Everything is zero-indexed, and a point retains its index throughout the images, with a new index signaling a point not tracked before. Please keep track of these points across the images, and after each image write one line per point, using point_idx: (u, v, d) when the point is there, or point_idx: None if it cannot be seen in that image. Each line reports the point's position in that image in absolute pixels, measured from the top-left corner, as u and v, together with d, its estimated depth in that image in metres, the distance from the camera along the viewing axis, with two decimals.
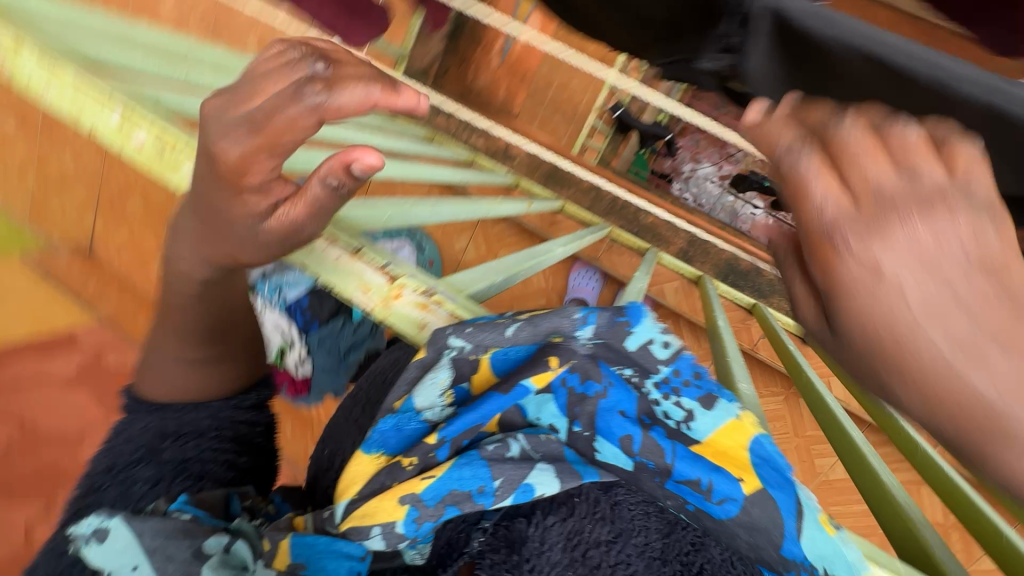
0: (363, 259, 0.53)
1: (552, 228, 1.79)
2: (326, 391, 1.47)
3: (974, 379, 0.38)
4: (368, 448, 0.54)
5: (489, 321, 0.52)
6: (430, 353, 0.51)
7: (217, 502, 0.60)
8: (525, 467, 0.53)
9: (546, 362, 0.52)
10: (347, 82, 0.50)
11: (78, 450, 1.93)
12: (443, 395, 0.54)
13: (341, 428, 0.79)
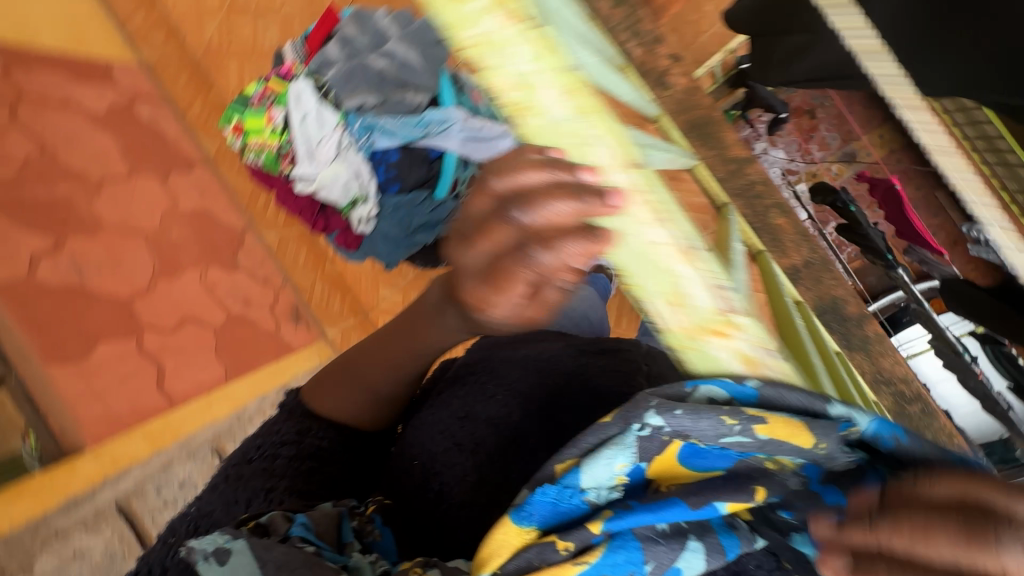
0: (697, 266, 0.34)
1: None
2: (378, 258, 1.32)
3: None
4: (518, 518, 0.45)
5: (701, 403, 0.42)
6: (617, 420, 0.45)
7: (330, 527, 0.58)
8: (676, 546, 0.44)
9: (751, 489, 0.44)
10: (546, 189, 0.37)
11: (95, 194, 1.71)
12: (613, 479, 0.46)
13: (426, 426, 0.72)
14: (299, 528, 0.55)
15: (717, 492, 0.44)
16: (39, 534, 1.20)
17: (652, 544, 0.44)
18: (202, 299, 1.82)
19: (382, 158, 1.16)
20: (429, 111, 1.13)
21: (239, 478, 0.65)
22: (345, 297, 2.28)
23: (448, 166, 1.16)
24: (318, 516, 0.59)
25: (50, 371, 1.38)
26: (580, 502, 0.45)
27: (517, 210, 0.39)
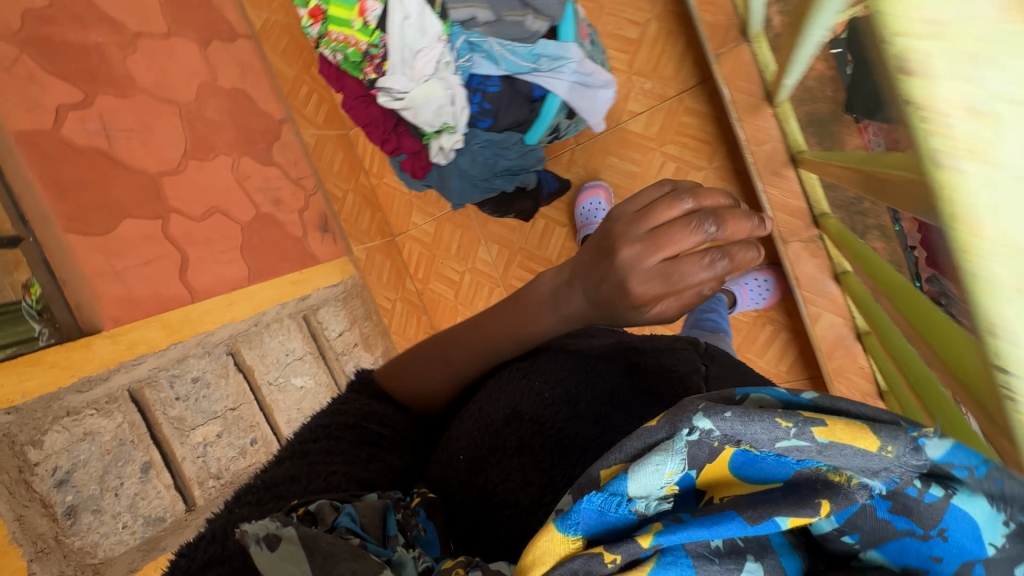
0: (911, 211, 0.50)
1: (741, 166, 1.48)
2: (446, 193, 1.21)
3: None
4: (564, 525, 0.44)
5: (757, 414, 0.40)
6: (664, 425, 0.42)
7: (375, 521, 0.59)
8: (732, 565, 0.42)
9: (814, 503, 0.40)
10: (729, 217, 0.63)
11: (131, 51, 1.53)
12: (665, 482, 0.43)
13: (467, 419, 0.72)
14: (346, 518, 0.58)
15: (769, 503, 0.41)
16: (53, 409, 1.15)
17: (704, 560, 0.42)
18: (233, 191, 1.69)
19: (482, 85, 1.02)
20: (545, 42, 0.99)
21: (306, 458, 0.72)
22: (375, 215, 2.17)
23: (549, 110, 1.06)
24: (365, 506, 0.61)
25: (72, 241, 1.28)
26: (629, 513, 0.43)
27: (708, 225, 0.62)
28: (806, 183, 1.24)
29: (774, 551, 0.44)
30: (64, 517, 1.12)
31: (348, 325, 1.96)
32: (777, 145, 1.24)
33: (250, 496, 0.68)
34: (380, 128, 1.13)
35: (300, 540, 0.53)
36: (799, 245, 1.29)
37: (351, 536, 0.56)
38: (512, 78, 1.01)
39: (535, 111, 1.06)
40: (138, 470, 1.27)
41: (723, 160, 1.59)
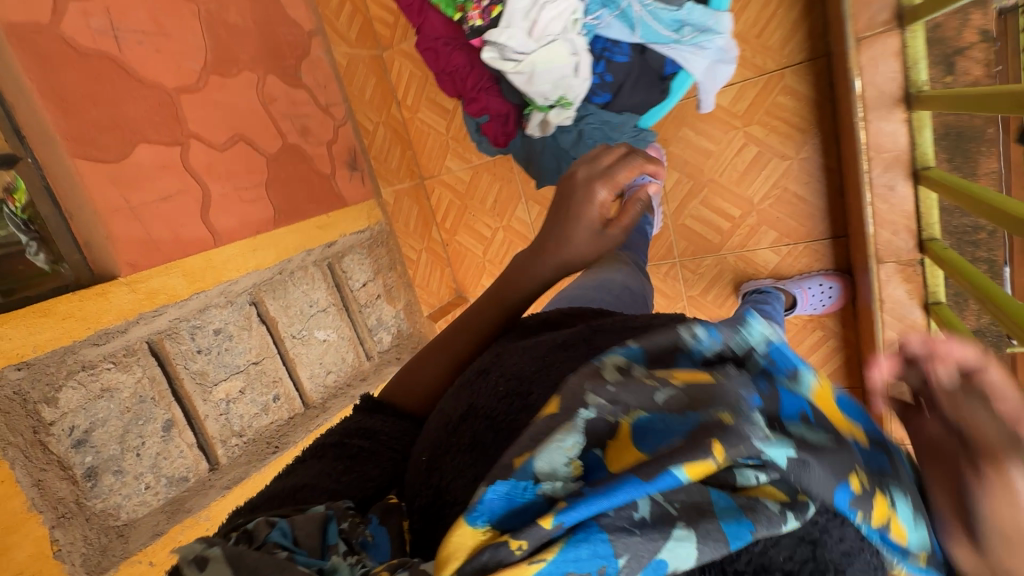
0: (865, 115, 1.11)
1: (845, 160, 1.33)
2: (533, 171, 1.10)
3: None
4: (473, 518, 0.38)
5: (634, 382, 0.41)
6: (562, 411, 0.41)
7: (312, 532, 0.46)
8: (657, 535, 0.35)
9: (706, 446, 0.36)
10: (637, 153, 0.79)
11: None
12: (568, 457, 0.39)
13: (436, 416, 0.59)
14: (277, 532, 0.45)
15: (670, 453, 0.36)
16: (67, 364, 1.03)
17: (623, 532, 0.35)
18: (257, 116, 1.47)
19: (607, 49, 0.92)
20: (694, 8, 0.85)
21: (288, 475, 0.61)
22: (405, 153, 1.95)
23: (678, 92, 0.91)
24: (305, 517, 0.47)
25: (81, 169, 1.08)
26: (535, 499, 0.38)
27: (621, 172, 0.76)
28: (921, 202, 1.12)
29: (714, 515, 0.36)
30: (84, 479, 1.04)
31: (372, 275, 1.82)
32: (901, 155, 1.11)
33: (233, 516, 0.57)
34: (472, 81, 1.03)
35: (222, 556, 0.41)
36: (894, 266, 1.19)
37: (279, 551, 0.43)
38: (644, 47, 0.90)
39: (661, 88, 0.92)
40: (159, 429, 1.18)
41: (813, 152, 1.44)
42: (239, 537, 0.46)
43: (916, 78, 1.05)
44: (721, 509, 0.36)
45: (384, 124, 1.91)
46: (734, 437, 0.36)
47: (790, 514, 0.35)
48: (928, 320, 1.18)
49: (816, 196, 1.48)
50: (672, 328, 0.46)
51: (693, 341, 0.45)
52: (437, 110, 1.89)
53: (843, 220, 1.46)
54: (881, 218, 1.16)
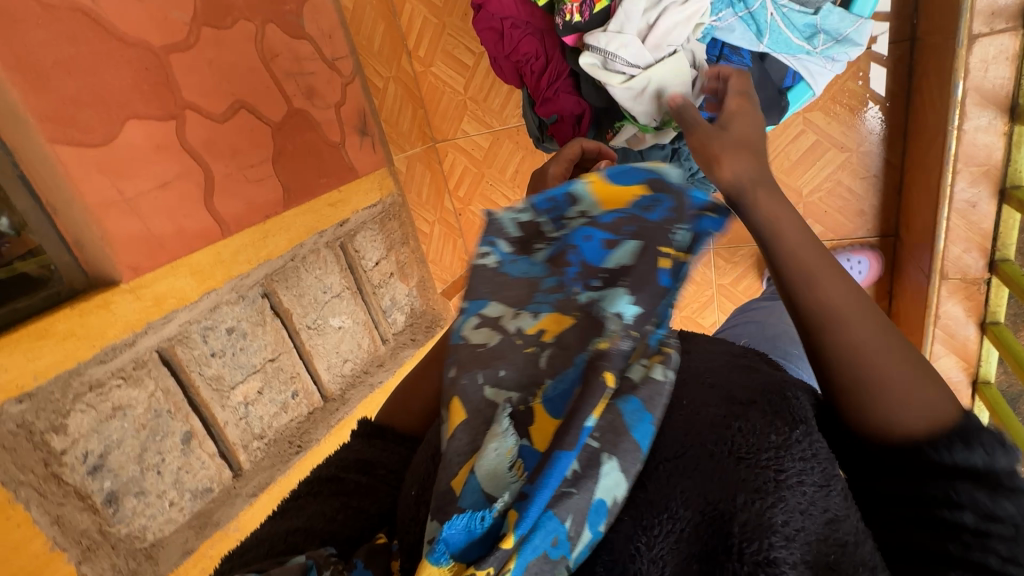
0: (975, 114, 1.01)
1: (918, 158, 1.23)
2: None
3: (850, 330, 0.48)
4: (438, 558, 0.42)
5: (500, 340, 0.54)
6: (484, 422, 0.49)
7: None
8: (590, 482, 0.43)
9: (603, 380, 0.46)
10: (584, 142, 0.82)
11: None
12: (508, 460, 0.46)
13: (421, 451, 0.57)
14: None
15: (577, 406, 0.46)
16: (72, 388, 0.92)
17: (563, 497, 0.42)
18: (258, 77, 1.26)
19: (724, 56, 0.78)
20: (831, 11, 0.75)
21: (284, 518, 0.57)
22: (417, 113, 1.75)
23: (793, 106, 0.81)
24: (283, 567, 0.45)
25: (63, 157, 0.90)
26: (494, 522, 0.43)
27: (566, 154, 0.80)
28: (1003, 223, 1.07)
29: (628, 431, 0.45)
30: (105, 506, 0.96)
31: (385, 252, 1.67)
32: (991, 170, 1.03)
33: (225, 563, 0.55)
34: (548, 75, 0.90)
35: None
36: (957, 283, 1.14)
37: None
38: (766, 56, 0.78)
39: (783, 105, 0.80)
40: (179, 442, 1.09)
41: (875, 145, 1.34)
42: None
43: None
44: (630, 414, 0.45)
45: (394, 80, 1.70)
46: (615, 348, 0.49)
47: (670, 369, 0.48)
48: (984, 336, 1.16)
49: (870, 191, 1.39)
50: (471, 262, 0.59)
51: (495, 256, 0.59)
52: (454, 65, 1.66)
53: (896, 218, 1.39)
54: (955, 234, 1.11)
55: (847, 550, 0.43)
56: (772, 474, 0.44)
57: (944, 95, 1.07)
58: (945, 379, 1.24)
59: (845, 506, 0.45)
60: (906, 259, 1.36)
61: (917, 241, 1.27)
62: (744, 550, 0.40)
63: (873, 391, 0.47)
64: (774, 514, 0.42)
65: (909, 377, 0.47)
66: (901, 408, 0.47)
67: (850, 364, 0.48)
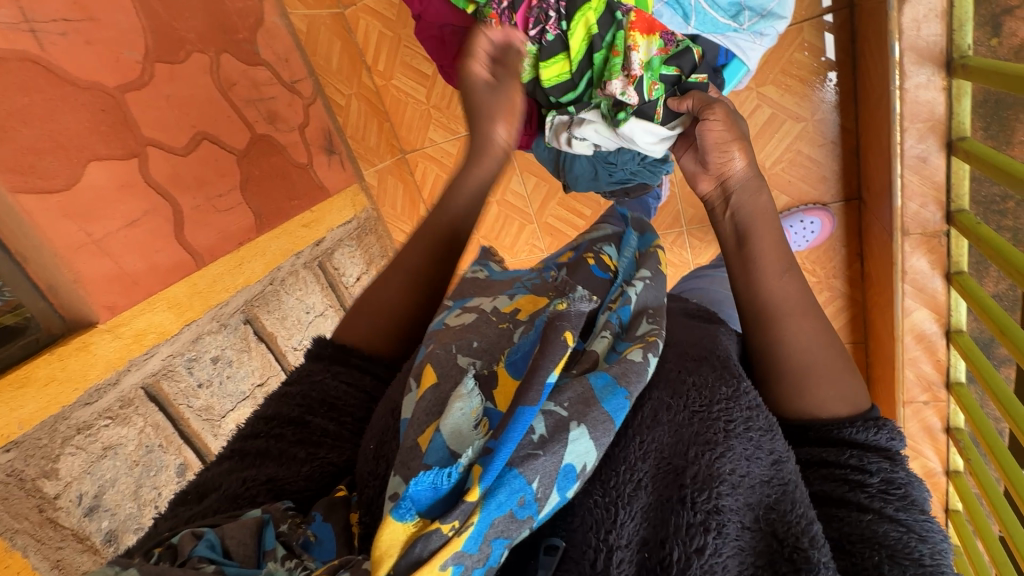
0: (914, 75, 1.04)
1: (869, 122, 1.27)
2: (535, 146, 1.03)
3: (792, 326, 0.55)
4: (401, 515, 0.39)
5: (455, 337, 0.53)
6: (442, 378, 0.49)
7: (245, 540, 0.44)
8: (558, 446, 0.42)
9: (563, 339, 0.45)
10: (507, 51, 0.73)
11: None
12: (473, 419, 0.44)
13: (385, 403, 0.56)
14: (202, 546, 0.42)
15: (537, 363, 0.44)
16: (60, 432, 0.93)
17: (531, 459, 0.41)
18: (217, 107, 1.27)
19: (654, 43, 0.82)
20: None
21: (247, 460, 0.56)
22: (382, 127, 1.70)
23: (731, 80, 0.85)
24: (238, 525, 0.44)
25: (27, 206, 0.91)
26: (460, 477, 0.41)
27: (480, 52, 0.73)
28: (954, 173, 1.08)
29: (598, 401, 0.45)
30: (106, 545, 0.99)
31: (365, 267, 1.68)
32: (936, 124, 1.06)
33: (185, 505, 0.52)
34: None
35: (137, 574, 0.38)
36: (918, 238, 1.17)
37: (205, 566, 0.41)
38: (697, 38, 0.82)
39: (719, 83, 0.85)
40: (174, 474, 1.11)
41: (830, 112, 1.37)
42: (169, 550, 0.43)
43: (961, 42, 0.99)
44: (601, 389, 0.46)
45: (356, 96, 1.68)
46: (574, 308, 0.49)
47: (651, 355, 0.49)
48: (950, 288, 1.18)
49: (830, 157, 1.42)
50: (464, 277, 0.66)
51: (485, 273, 0.67)
52: (415, 76, 1.60)
53: (857, 181, 1.42)
54: (910, 190, 1.14)
55: (787, 489, 0.46)
56: (722, 425, 0.47)
57: (885, 57, 1.10)
58: (919, 332, 1.26)
59: (787, 450, 0.49)
60: (870, 221, 1.39)
61: (878, 200, 1.30)
62: (696, 500, 0.44)
63: (808, 378, 0.53)
64: (723, 464, 0.45)
65: (832, 371, 0.54)
66: (829, 400, 0.53)
67: (789, 349, 0.54)
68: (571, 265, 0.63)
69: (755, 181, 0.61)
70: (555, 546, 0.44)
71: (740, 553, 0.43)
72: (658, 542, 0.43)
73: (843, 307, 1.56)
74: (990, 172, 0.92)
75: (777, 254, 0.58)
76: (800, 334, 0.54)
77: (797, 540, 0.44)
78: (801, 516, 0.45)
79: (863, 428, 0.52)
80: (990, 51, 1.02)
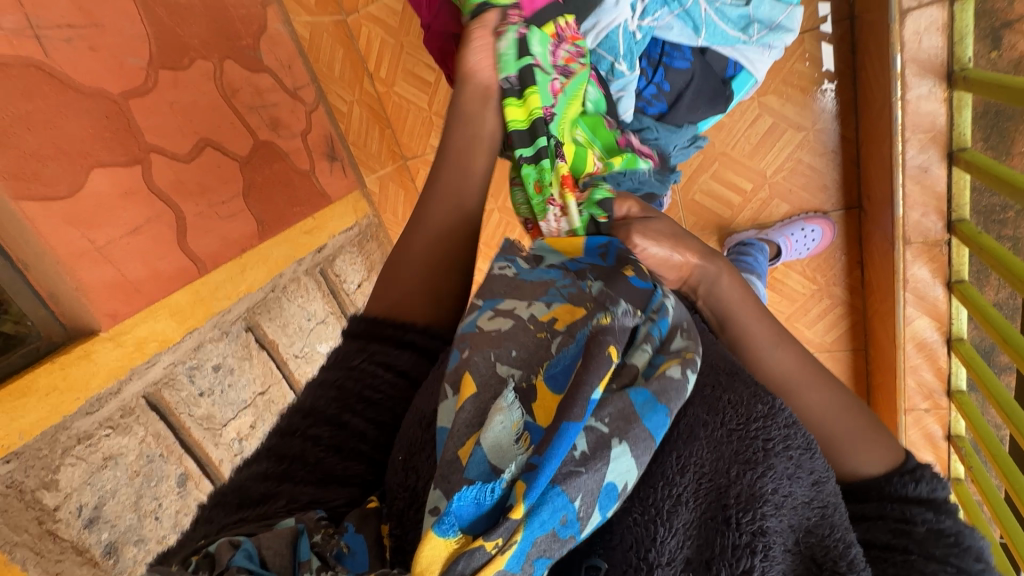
0: (916, 87, 1.05)
1: (869, 131, 1.28)
2: None
3: (798, 400, 0.58)
4: (443, 531, 0.39)
5: (491, 341, 0.52)
6: (480, 388, 0.48)
7: (281, 551, 0.44)
8: (600, 464, 0.42)
9: (606, 354, 0.46)
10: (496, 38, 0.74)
11: None
12: (514, 432, 0.44)
13: (416, 409, 0.56)
14: (241, 556, 0.43)
15: (581, 377, 0.45)
16: (60, 442, 0.91)
17: (574, 476, 0.41)
18: (220, 113, 1.27)
19: (665, 55, 0.82)
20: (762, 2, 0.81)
21: (283, 464, 0.54)
22: (384, 133, 1.70)
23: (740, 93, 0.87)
24: (273, 537, 0.45)
25: (30, 213, 0.90)
26: (503, 493, 0.40)
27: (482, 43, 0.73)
28: (955, 182, 1.10)
29: (639, 418, 0.45)
30: (105, 557, 0.97)
31: (366, 274, 1.66)
32: (937, 135, 1.07)
33: (224, 509, 0.51)
34: None
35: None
36: (919, 247, 1.18)
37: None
38: (706, 50, 0.84)
39: (727, 95, 0.87)
40: (174, 484, 1.10)
41: (830, 122, 1.39)
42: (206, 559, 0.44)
43: (962, 54, 1.00)
44: (641, 405, 0.45)
45: (358, 103, 1.68)
46: (617, 322, 0.50)
47: (689, 371, 0.49)
48: (951, 296, 1.19)
49: (830, 166, 1.43)
50: (490, 273, 0.61)
51: (513, 268, 0.62)
52: (417, 83, 1.60)
53: (857, 190, 1.43)
54: (912, 200, 1.15)
55: (827, 512, 0.48)
56: (761, 444, 0.48)
57: (886, 69, 1.11)
58: (920, 340, 1.26)
59: (826, 469, 0.50)
60: (871, 229, 1.40)
61: (879, 209, 1.31)
62: (742, 522, 0.44)
63: (834, 444, 0.57)
64: (765, 484, 0.46)
65: (859, 431, 0.58)
66: (864, 454, 0.57)
67: (807, 419, 0.57)
68: (604, 279, 0.58)
69: (711, 260, 0.63)
70: (596, 567, 0.43)
71: (785, 574, 0.44)
72: (703, 563, 0.43)
73: (844, 315, 1.57)
74: (991, 183, 0.93)
75: (763, 326, 0.61)
76: (805, 403, 0.58)
77: (836, 565, 0.46)
78: (839, 540, 0.47)
79: (903, 484, 0.56)
80: (989, 64, 1.03)
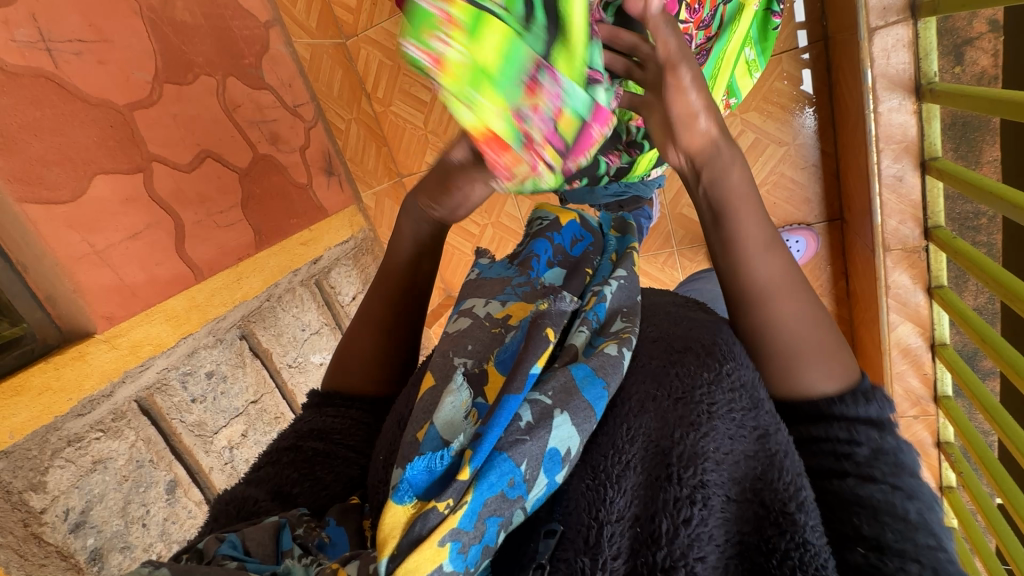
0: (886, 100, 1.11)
1: (846, 144, 1.34)
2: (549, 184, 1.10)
3: (773, 312, 0.52)
4: (400, 497, 0.42)
5: (458, 334, 0.56)
6: (438, 378, 0.52)
7: (264, 541, 0.46)
8: (543, 431, 0.43)
9: (546, 338, 0.50)
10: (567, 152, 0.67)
11: None
12: (463, 410, 0.48)
13: (389, 419, 0.59)
14: (226, 545, 0.44)
15: (523, 357, 0.49)
16: (50, 443, 0.91)
17: (518, 443, 0.43)
18: (222, 127, 1.31)
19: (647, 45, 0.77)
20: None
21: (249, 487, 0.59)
22: (381, 150, 1.76)
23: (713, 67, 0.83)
24: (257, 530, 0.47)
25: (32, 216, 0.93)
26: (453, 461, 0.44)
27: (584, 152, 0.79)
28: (929, 190, 1.14)
29: (579, 390, 0.47)
30: (89, 564, 0.95)
31: (361, 288, 1.67)
32: (910, 146, 1.13)
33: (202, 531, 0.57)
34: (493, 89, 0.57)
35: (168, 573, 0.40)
36: (899, 253, 1.22)
37: (228, 562, 0.43)
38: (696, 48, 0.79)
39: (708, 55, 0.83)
40: (163, 491, 1.08)
41: (810, 137, 1.45)
42: (193, 555, 0.45)
43: (927, 69, 1.06)
44: (581, 379, 0.47)
45: (355, 121, 1.73)
46: (554, 307, 0.55)
47: (626, 349, 0.51)
48: (932, 302, 1.21)
49: (812, 179, 1.49)
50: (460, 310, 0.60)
51: (478, 270, 0.65)
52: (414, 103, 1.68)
53: (838, 202, 1.48)
54: (889, 208, 1.19)
55: (776, 459, 0.45)
56: (705, 407, 0.47)
57: (860, 84, 1.17)
58: (905, 347, 1.28)
59: (776, 422, 0.48)
60: (852, 238, 1.44)
61: (858, 220, 1.36)
62: (681, 477, 0.44)
63: (794, 357, 0.52)
64: (706, 443, 0.45)
65: (825, 344, 0.51)
66: (820, 370, 0.51)
67: (776, 330, 0.52)
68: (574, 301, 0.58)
69: (733, 153, 0.52)
70: (554, 530, 0.45)
71: (726, 523, 0.44)
72: (649, 517, 0.44)
73: None
74: (963, 187, 0.97)
75: (756, 234, 0.52)
76: (782, 317, 0.52)
77: (783, 505, 0.43)
78: (789, 482, 0.44)
79: (855, 400, 0.50)
80: (954, 77, 1.10)
